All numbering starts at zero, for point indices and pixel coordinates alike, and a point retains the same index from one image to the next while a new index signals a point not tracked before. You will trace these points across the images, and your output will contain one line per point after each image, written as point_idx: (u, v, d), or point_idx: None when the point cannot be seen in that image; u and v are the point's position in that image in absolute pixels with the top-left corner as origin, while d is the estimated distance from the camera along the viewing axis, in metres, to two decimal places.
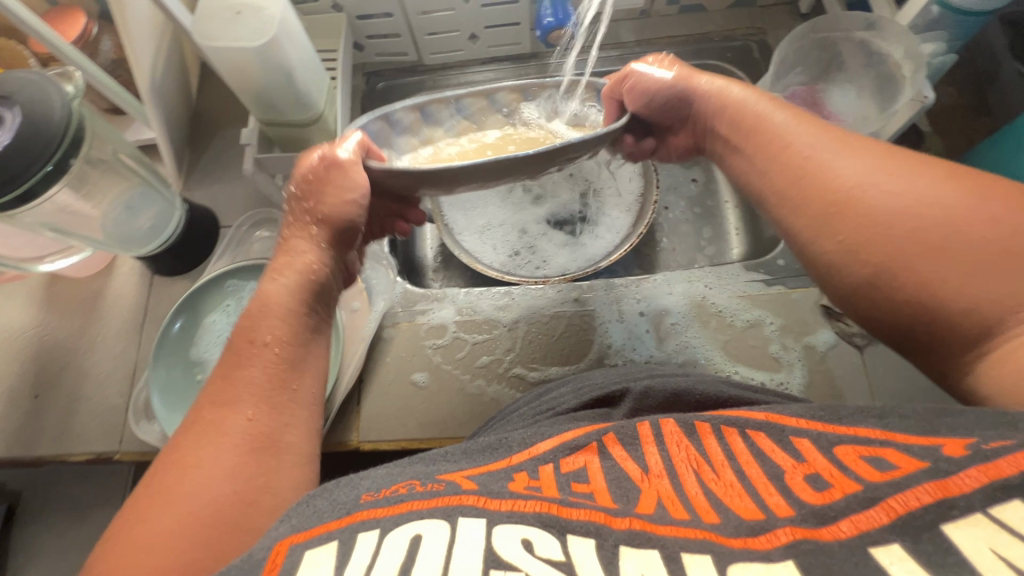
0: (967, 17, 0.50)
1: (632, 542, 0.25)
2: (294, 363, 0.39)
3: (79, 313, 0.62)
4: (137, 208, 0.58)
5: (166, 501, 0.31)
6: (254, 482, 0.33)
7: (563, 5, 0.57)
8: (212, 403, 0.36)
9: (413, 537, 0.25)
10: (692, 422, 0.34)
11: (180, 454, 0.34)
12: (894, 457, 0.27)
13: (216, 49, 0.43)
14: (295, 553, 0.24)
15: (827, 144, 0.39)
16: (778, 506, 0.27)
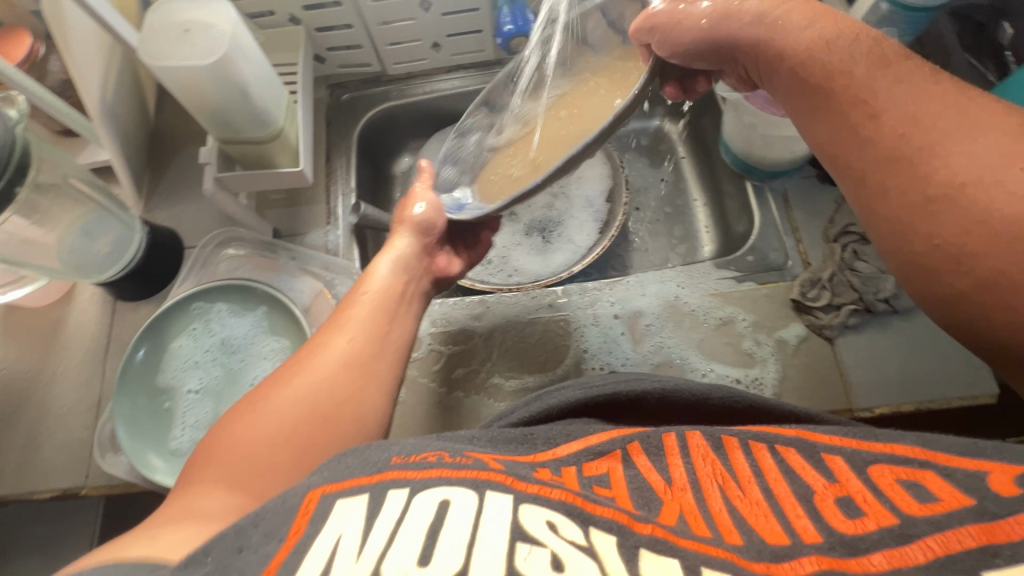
0: (915, 14, 0.52)
1: (652, 547, 0.23)
2: (384, 311, 0.45)
3: (37, 344, 0.59)
4: (94, 232, 0.55)
5: (280, 391, 0.38)
6: (346, 400, 0.38)
7: (523, 12, 0.57)
8: (326, 327, 0.43)
9: (441, 501, 0.24)
10: (719, 436, 0.33)
11: (298, 359, 0.41)
12: (934, 485, 0.27)
13: (164, 67, 0.42)
14: (326, 500, 0.24)
15: (936, 109, 0.34)
16: (806, 530, 0.26)
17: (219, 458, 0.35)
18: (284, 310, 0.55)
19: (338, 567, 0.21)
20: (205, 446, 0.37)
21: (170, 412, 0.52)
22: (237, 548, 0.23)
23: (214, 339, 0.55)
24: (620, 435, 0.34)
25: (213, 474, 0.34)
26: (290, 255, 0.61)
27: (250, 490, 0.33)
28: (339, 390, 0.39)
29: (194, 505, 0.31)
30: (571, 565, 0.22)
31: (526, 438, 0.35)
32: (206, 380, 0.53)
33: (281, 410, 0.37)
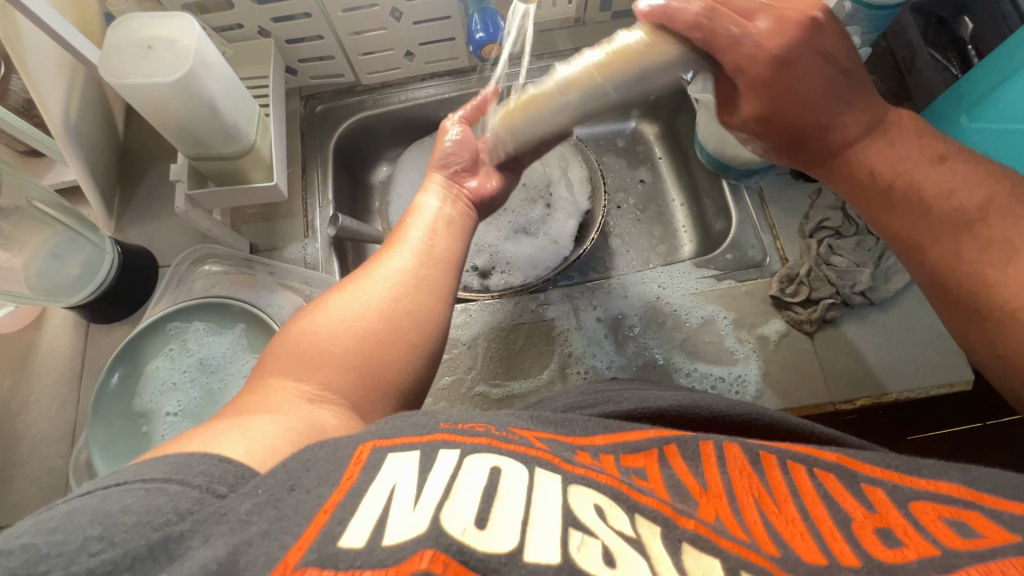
0: (878, 12, 0.53)
1: (695, 542, 0.24)
2: (430, 229, 0.43)
3: (7, 371, 0.58)
4: (64, 254, 0.54)
5: (346, 298, 0.37)
6: (401, 303, 0.37)
7: (493, 19, 0.57)
8: (385, 244, 0.43)
9: (494, 467, 0.24)
10: (757, 451, 0.33)
11: (361, 270, 0.40)
12: (980, 525, 0.27)
13: (128, 86, 0.41)
14: (377, 453, 0.24)
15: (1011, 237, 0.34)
16: (844, 553, 0.26)
17: (287, 352, 0.35)
18: (262, 327, 0.54)
19: (395, 512, 0.21)
20: (274, 340, 0.37)
21: (148, 437, 0.51)
22: (288, 486, 0.23)
23: (191, 359, 0.53)
24: (659, 436, 0.33)
25: (282, 365, 0.34)
26: (268, 270, 0.60)
27: (317, 375, 0.33)
28: (397, 293, 0.38)
29: (266, 398, 0.32)
30: (622, 560, 0.22)
31: (564, 421, 0.33)
32: (184, 402, 0.52)
33: (339, 312, 0.36)
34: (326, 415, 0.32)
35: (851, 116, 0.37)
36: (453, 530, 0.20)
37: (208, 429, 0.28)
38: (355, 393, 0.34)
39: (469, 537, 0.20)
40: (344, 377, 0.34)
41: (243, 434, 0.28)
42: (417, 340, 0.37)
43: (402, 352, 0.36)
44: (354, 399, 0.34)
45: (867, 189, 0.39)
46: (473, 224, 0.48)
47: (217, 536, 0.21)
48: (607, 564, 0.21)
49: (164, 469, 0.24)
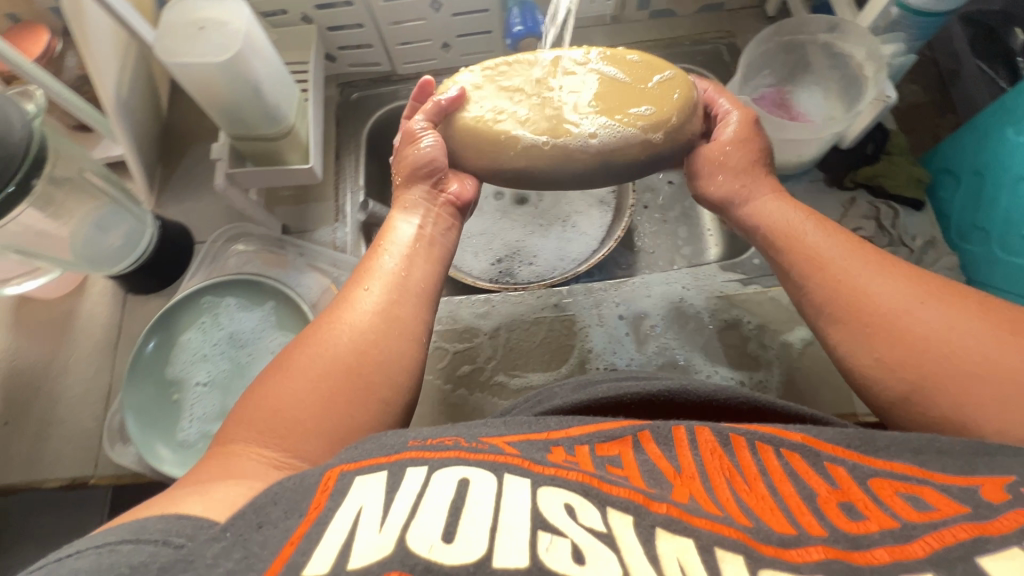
0: (927, 19, 0.51)
1: (668, 526, 0.25)
2: (403, 258, 0.44)
3: (49, 335, 0.60)
4: (108, 226, 0.56)
5: (309, 351, 0.38)
6: (368, 356, 0.38)
7: (532, 12, 0.58)
8: (350, 285, 0.43)
9: (462, 479, 0.26)
10: (727, 433, 0.32)
11: (326, 317, 0.40)
12: (930, 496, 0.29)
13: (180, 65, 0.43)
14: (345, 478, 0.26)
15: (862, 263, 0.41)
16: (811, 524, 0.27)
17: (250, 416, 0.35)
18: (292, 307, 0.56)
19: (361, 535, 0.23)
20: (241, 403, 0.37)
21: (178, 404, 0.53)
22: (257, 523, 0.25)
23: (222, 333, 0.55)
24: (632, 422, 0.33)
25: (248, 431, 0.34)
26: (298, 251, 0.62)
27: (284, 442, 0.34)
28: (363, 342, 0.38)
29: (228, 465, 0.32)
30: (591, 557, 0.23)
31: (537, 419, 0.33)
32: (214, 373, 0.54)
33: (306, 369, 0.37)
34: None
35: (759, 186, 0.49)
36: (420, 548, 0.22)
37: (169, 494, 0.30)
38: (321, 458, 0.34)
39: (435, 553, 0.22)
40: (313, 444, 0.34)
41: (205, 496, 0.29)
42: (386, 395, 0.37)
43: (368, 409, 0.36)
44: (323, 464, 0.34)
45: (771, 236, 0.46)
46: (453, 238, 0.49)
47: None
48: (575, 562, 0.23)
49: (117, 534, 0.25)
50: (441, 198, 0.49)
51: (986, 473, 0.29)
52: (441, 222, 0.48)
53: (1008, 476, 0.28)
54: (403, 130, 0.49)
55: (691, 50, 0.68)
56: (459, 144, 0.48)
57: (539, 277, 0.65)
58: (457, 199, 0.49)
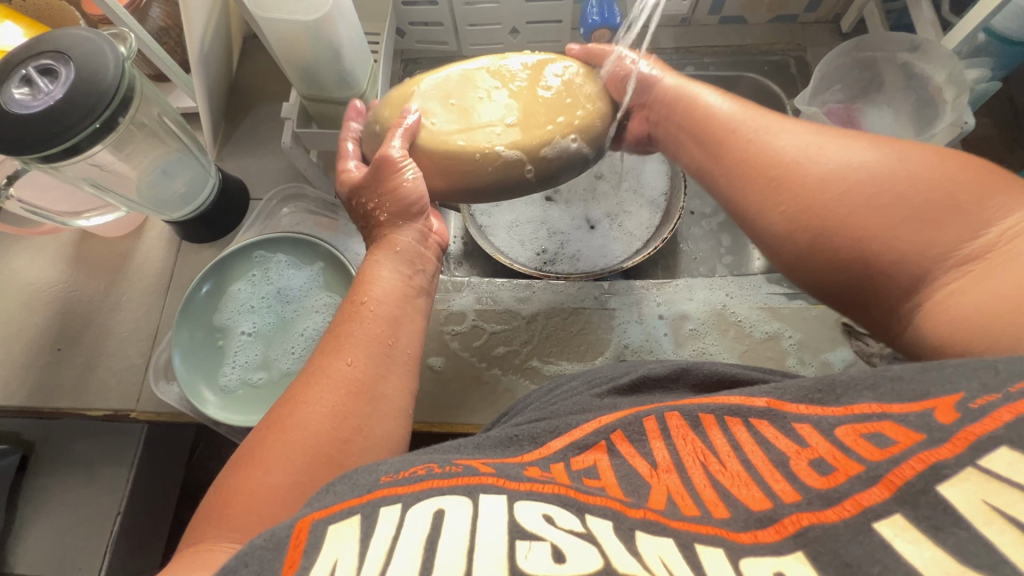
0: (1012, 48, 0.51)
1: (647, 528, 0.25)
2: (390, 321, 0.42)
3: (105, 273, 0.63)
4: (174, 172, 0.58)
5: (280, 430, 0.36)
6: (350, 444, 0.36)
7: (610, 5, 0.58)
8: (323, 351, 0.41)
9: (437, 510, 0.24)
10: (696, 414, 0.33)
11: (297, 390, 0.38)
12: (891, 430, 0.26)
13: (270, 20, 0.44)
14: (318, 528, 0.23)
15: (762, 118, 0.43)
16: (785, 491, 0.26)
17: (220, 512, 0.33)
18: (341, 270, 0.57)
19: None
20: (211, 495, 0.35)
21: (223, 350, 0.54)
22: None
23: (271, 288, 0.57)
24: (603, 425, 0.34)
25: (221, 524, 0.33)
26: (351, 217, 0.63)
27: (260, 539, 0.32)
28: (344, 426, 0.37)
29: (200, 558, 0.31)
30: (571, 554, 0.22)
31: (513, 438, 0.35)
32: (259, 324, 0.56)
33: (279, 455, 0.35)
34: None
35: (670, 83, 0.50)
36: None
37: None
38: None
39: None
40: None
41: None
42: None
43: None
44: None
45: (693, 108, 0.47)
46: (436, 281, 0.50)
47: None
48: (555, 561, 0.22)
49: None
50: (431, 240, 0.50)
51: (937, 394, 0.26)
52: (426, 269, 0.48)
53: (956, 394, 0.25)
54: (381, 156, 0.45)
55: (759, 59, 0.68)
56: (431, 162, 0.47)
57: (580, 270, 0.65)
58: (441, 242, 0.51)
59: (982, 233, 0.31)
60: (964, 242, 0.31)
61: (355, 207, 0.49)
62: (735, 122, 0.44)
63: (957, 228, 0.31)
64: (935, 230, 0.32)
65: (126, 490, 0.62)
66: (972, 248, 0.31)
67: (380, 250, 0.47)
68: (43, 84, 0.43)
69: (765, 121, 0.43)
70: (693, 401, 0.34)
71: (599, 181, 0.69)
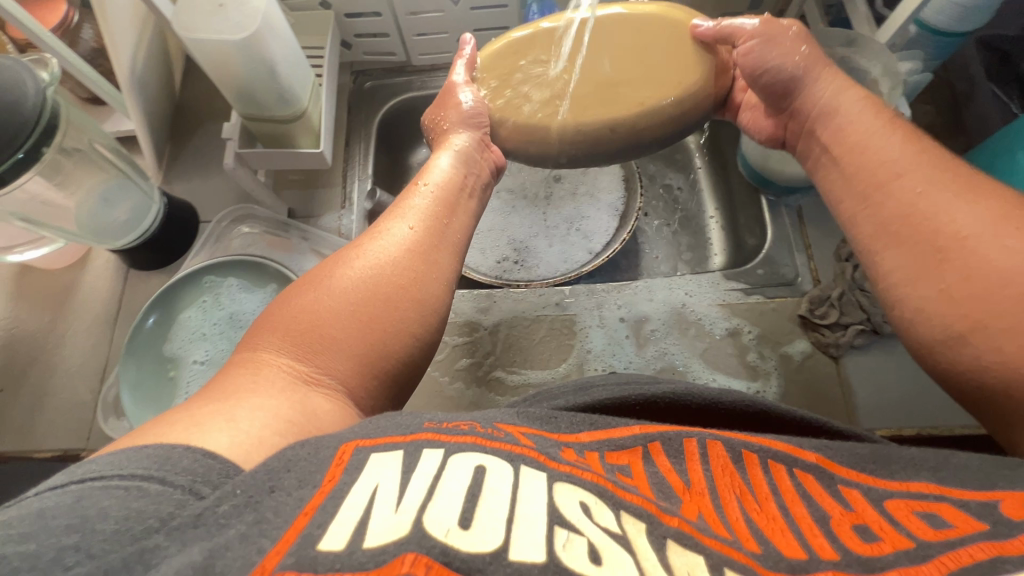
0: (944, 38, 0.53)
1: (679, 540, 0.24)
2: (441, 202, 0.46)
3: (49, 307, 0.60)
4: (114, 200, 0.56)
5: (346, 268, 0.40)
6: (406, 292, 0.39)
7: (551, 11, 0.58)
8: (385, 216, 0.45)
9: (479, 466, 0.24)
10: (740, 450, 0.32)
11: (362, 242, 0.42)
12: (950, 514, 0.28)
13: (196, 40, 0.43)
14: (360, 454, 0.25)
15: (934, 173, 0.40)
16: (822, 547, 0.27)
17: (283, 325, 0.36)
18: None
19: (376, 512, 0.21)
20: (272, 312, 0.38)
21: (174, 381, 0.53)
22: (269, 488, 0.23)
23: (222, 313, 0.55)
24: (642, 432, 0.33)
25: (279, 341, 0.35)
26: (303, 235, 0.62)
27: (315, 359, 0.35)
28: (401, 277, 0.40)
29: (258, 372, 0.33)
30: (608, 557, 0.22)
31: (550, 418, 0.33)
32: (212, 352, 0.54)
33: (342, 288, 0.38)
34: (318, 400, 0.33)
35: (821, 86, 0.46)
36: (436, 531, 0.20)
37: (191, 414, 0.29)
38: (349, 379, 0.35)
39: (451, 538, 0.20)
40: (344, 365, 0.35)
41: (228, 424, 0.28)
42: (413, 339, 0.39)
43: (400, 338, 0.38)
44: (348, 386, 0.35)
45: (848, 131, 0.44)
46: (487, 195, 0.52)
47: (192, 542, 0.21)
48: (592, 561, 0.21)
49: (144, 464, 0.24)
50: (486, 155, 0.51)
51: (1006, 488, 0.29)
52: (477, 173, 0.50)
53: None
54: (450, 83, 0.51)
55: None
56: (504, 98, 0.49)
57: (542, 278, 0.65)
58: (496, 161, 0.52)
59: None
60: None
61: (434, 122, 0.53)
62: (900, 164, 0.41)
63: None
64: None
65: None
66: None
67: (439, 149, 0.50)
68: None
69: (892, 138, 0.42)
70: (735, 435, 0.34)
71: (557, 185, 0.70)
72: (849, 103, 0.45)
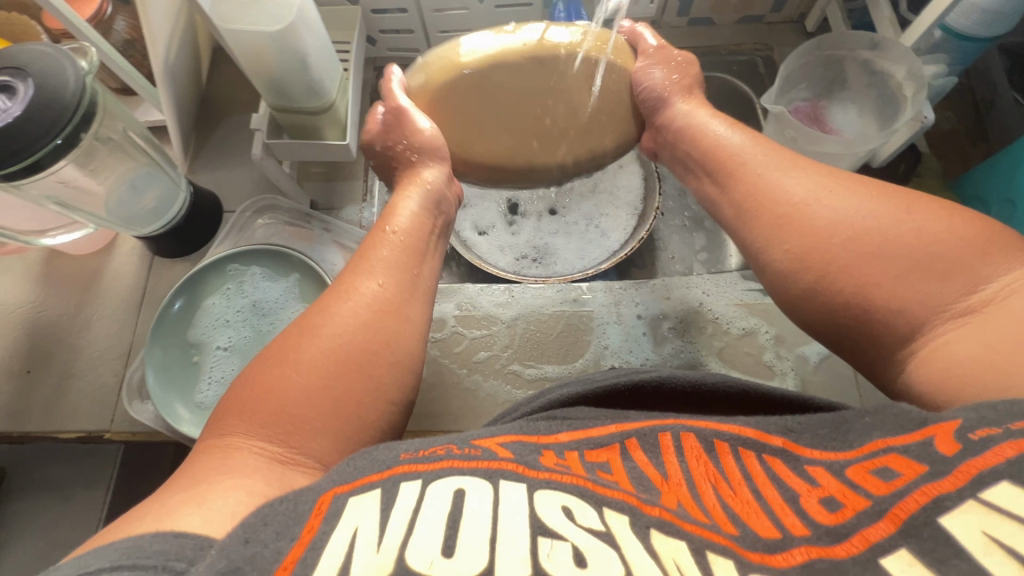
0: (969, 43, 0.53)
1: (662, 528, 0.26)
2: (412, 252, 0.45)
3: (74, 291, 0.61)
4: (142, 187, 0.57)
5: (309, 336, 0.39)
6: (379, 356, 0.39)
7: (577, 9, 0.58)
8: (351, 270, 0.43)
9: (458, 490, 0.26)
10: (711, 438, 0.32)
11: (326, 303, 0.41)
12: (896, 464, 0.28)
13: (233, 32, 0.44)
14: (338, 501, 0.25)
15: (771, 156, 0.43)
16: (794, 525, 0.27)
17: (251, 408, 0.35)
18: (317, 279, 0.56)
19: (359, 554, 0.22)
20: (237, 390, 0.37)
21: (198, 366, 0.54)
22: (244, 539, 0.24)
23: (246, 301, 0.56)
24: (620, 429, 0.33)
25: (248, 423, 0.34)
26: (325, 227, 0.63)
27: (289, 438, 0.34)
28: (373, 340, 0.39)
29: (228, 458, 0.32)
30: (593, 559, 0.23)
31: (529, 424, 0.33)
32: (235, 339, 0.55)
33: (309, 362, 0.37)
34: (296, 478, 0.32)
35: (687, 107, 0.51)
36: (419, 565, 0.22)
37: (161, 503, 0.28)
38: (327, 456, 0.34)
39: (435, 569, 0.22)
40: (322, 444, 0.35)
41: (200, 508, 0.28)
42: (388, 405, 0.38)
43: (377, 407, 0.37)
44: (328, 463, 0.34)
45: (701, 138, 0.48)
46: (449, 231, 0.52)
47: None
48: (576, 565, 0.23)
49: (112, 558, 0.24)
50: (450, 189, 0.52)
51: (936, 421, 0.28)
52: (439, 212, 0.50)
53: (956, 420, 0.27)
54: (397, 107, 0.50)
55: (727, 60, 0.69)
56: (452, 111, 0.48)
57: (560, 275, 0.65)
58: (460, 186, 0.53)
59: (979, 288, 0.32)
60: (966, 294, 0.33)
61: (384, 151, 0.53)
62: (741, 155, 0.45)
63: (958, 281, 0.33)
64: (937, 282, 0.34)
65: (102, 513, 0.60)
66: (974, 299, 0.32)
67: (408, 186, 0.50)
68: (1, 101, 0.42)
69: (736, 133, 0.47)
70: (705, 422, 0.33)
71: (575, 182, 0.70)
72: (704, 120, 0.49)
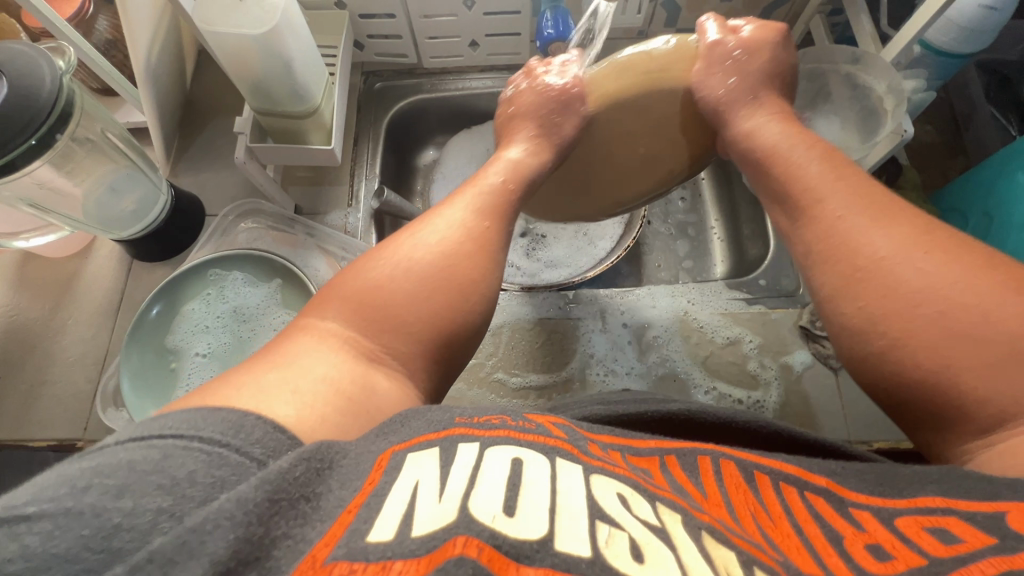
0: (947, 59, 0.54)
1: (714, 534, 0.24)
2: (511, 193, 0.45)
3: (50, 295, 0.60)
4: (122, 189, 0.56)
5: (417, 251, 0.39)
6: (474, 287, 0.38)
7: (564, 18, 0.58)
8: (460, 196, 0.44)
9: (515, 459, 0.24)
10: (751, 470, 0.32)
11: (435, 221, 0.41)
12: (957, 528, 0.27)
13: (215, 33, 0.44)
14: (397, 456, 0.25)
15: (856, 195, 0.39)
16: (838, 565, 0.26)
17: (356, 296, 0.36)
18: (299, 284, 0.55)
19: (420, 504, 0.21)
20: (345, 276, 0.38)
21: (176, 373, 0.52)
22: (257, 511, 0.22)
23: (226, 306, 0.55)
24: (662, 445, 0.33)
25: (347, 314, 0.35)
26: (309, 231, 0.62)
27: (381, 337, 0.35)
28: (469, 272, 0.39)
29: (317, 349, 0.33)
30: (649, 554, 0.21)
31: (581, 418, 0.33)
32: (214, 345, 0.54)
33: (411, 271, 0.37)
34: (381, 378, 0.33)
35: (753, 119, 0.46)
36: (483, 516, 0.20)
37: (257, 382, 0.29)
38: (412, 361, 0.35)
39: (498, 523, 0.20)
40: (408, 350, 0.35)
41: (294, 393, 0.29)
42: (468, 321, 0.38)
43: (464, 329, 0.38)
44: (410, 368, 0.35)
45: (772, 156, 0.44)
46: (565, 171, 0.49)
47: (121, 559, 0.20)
48: (635, 559, 0.21)
49: (213, 428, 0.25)
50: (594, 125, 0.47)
51: (1010, 497, 0.28)
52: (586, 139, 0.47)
53: None
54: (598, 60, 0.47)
55: None
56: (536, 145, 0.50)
57: (546, 281, 0.65)
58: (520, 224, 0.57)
59: None
60: None
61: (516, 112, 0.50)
62: (819, 189, 0.40)
63: None
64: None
65: None
66: None
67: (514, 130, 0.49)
68: None
69: (796, 142, 0.43)
70: (747, 454, 0.33)
71: None
72: (769, 137, 0.45)
